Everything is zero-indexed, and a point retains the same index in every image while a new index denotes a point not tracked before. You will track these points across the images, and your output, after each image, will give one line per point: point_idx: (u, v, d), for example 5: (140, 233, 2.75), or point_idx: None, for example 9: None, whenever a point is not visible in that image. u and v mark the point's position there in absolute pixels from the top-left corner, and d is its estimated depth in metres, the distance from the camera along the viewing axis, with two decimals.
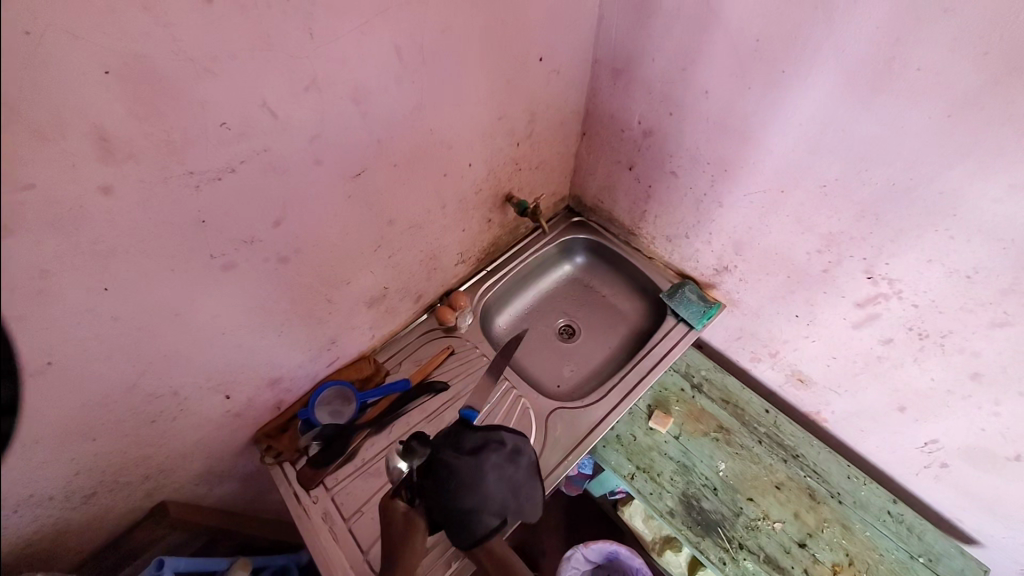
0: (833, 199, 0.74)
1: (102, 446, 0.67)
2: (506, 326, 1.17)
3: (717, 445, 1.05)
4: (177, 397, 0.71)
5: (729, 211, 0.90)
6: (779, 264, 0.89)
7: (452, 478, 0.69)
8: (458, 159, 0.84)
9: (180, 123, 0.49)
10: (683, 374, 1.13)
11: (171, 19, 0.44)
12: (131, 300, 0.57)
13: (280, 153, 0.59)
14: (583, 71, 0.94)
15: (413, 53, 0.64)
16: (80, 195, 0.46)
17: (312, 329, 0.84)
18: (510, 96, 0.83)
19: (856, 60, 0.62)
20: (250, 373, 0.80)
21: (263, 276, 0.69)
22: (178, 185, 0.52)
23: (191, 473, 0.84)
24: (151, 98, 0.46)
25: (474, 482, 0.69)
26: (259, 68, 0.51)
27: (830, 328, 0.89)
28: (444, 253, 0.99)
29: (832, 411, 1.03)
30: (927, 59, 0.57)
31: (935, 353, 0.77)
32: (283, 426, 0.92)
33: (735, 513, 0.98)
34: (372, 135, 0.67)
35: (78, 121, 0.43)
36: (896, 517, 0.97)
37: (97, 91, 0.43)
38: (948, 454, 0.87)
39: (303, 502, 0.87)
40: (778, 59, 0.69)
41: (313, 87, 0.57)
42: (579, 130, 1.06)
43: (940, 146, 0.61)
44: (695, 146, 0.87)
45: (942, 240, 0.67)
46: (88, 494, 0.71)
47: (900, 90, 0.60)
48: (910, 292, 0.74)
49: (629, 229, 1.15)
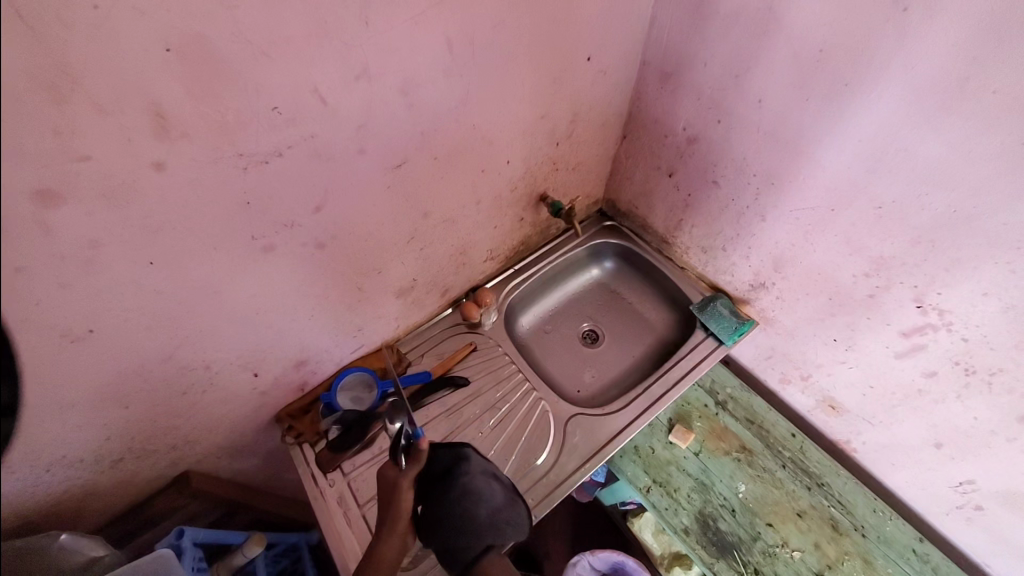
0: (887, 223, 0.71)
1: (133, 414, 0.69)
2: (530, 326, 1.16)
3: (738, 466, 1.02)
4: (207, 372, 0.73)
5: (771, 226, 0.87)
6: (820, 285, 0.86)
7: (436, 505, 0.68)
8: (497, 156, 0.83)
9: (234, 105, 0.49)
10: (707, 390, 1.10)
11: (234, 1, 0.44)
12: (173, 275, 0.58)
13: (326, 140, 0.59)
14: (630, 74, 0.92)
15: (463, 46, 0.64)
16: (134, 170, 0.47)
17: (341, 315, 0.84)
18: (554, 94, 0.82)
19: (926, 78, 0.58)
20: (278, 354, 0.81)
21: (298, 261, 0.69)
22: (226, 166, 0.53)
23: (214, 447, 0.86)
24: (209, 79, 0.46)
25: (454, 507, 0.67)
26: (314, 55, 0.51)
27: (869, 356, 0.85)
28: (474, 249, 0.98)
29: (862, 441, 0.99)
30: (1007, 81, 0.53)
31: (982, 391, 0.73)
32: (306, 408, 0.93)
33: (753, 537, 0.95)
34: (416, 127, 0.67)
35: (138, 98, 0.44)
36: (922, 557, 0.93)
37: (158, 68, 0.43)
38: (984, 497, 0.83)
39: (320, 485, 0.88)
40: (840, 72, 0.66)
41: (364, 77, 0.57)
42: (619, 133, 1.04)
43: (1011, 174, 0.57)
44: (741, 158, 0.84)
45: (1004, 274, 0.63)
46: (116, 459, 0.73)
47: (972, 111, 0.57)
48: (961, 325, 0.70)
49: (661, 237, 1.13)
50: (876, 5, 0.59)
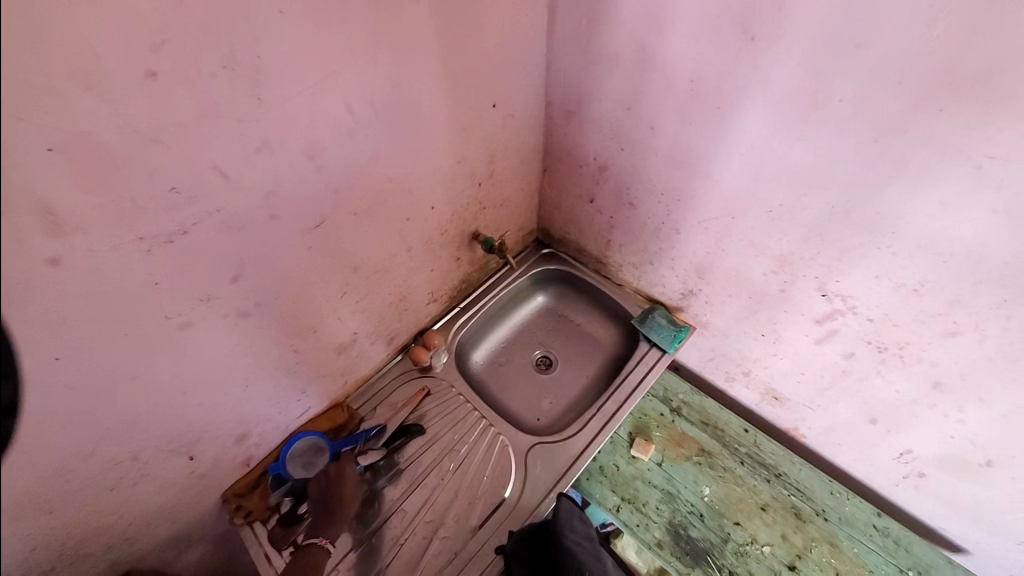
0: (781, 222, 0.77)
1: (58, 519, 0.65)
2: (483, 361, 1.17)
3: (700, 470, 1.04)
4: (137, 462, 0.70)
5: (687, 237, 0.93)
6: (740, 286, 0.91)
7: (592, 568, 0.73)
8: (420, 203, 0.86)
9: (129, 191, 0.50)
10: (661, 399, 1.13)
11: (114, 95, 0.45)
12: (84, 366, 0.56)
13: (235, 212, 0.60)
14: (538, 112, 0.98)
15: (365, 109, 0.67)
16: (26, 269, 0.46)
17: (281, 379, 0.83)
18: (467, 140, 0.86)
19: (783, 95, 0.65)
20: (215, 431, 0.78)
21: (223, 332, 0.68)
22: (129, 251, 0.53)
23: (157, 540, 0.81)
24: (98, 170, 0.47)
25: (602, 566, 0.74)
26: (208, 135, 0.53)
27: (795, 345, 0.91)
28: (414, 294, 1.00)
29: (808, 427, 1.04)
30: (848, 91, 0.60)
31: (897, 365, 0.79)
32: (253, 484, 0.90)
33: (724, 540, 0.97)
34: (329, 188, 0.69)
35: (22, 199, 0.43)
36: (883, 531, 0.97)
37: (39, 168, 0.43)
38: (924, 464, 0.88)
39: (276, 564, 0.85)
40: (714, 96, 0.72)
41: (265, 148, 0.58)
42: (539, 166, 1.09)
43: (870, 166, 0.63)
44: (649, 179, 0.90)
45: (888, 257, 0.69)
46: (45, 570, 0.68)
47: (826, 120, 0.64)
48: (865, 307, 0.76)
49: (596, 258, 1.18)
50: (730, 37, 0.66)
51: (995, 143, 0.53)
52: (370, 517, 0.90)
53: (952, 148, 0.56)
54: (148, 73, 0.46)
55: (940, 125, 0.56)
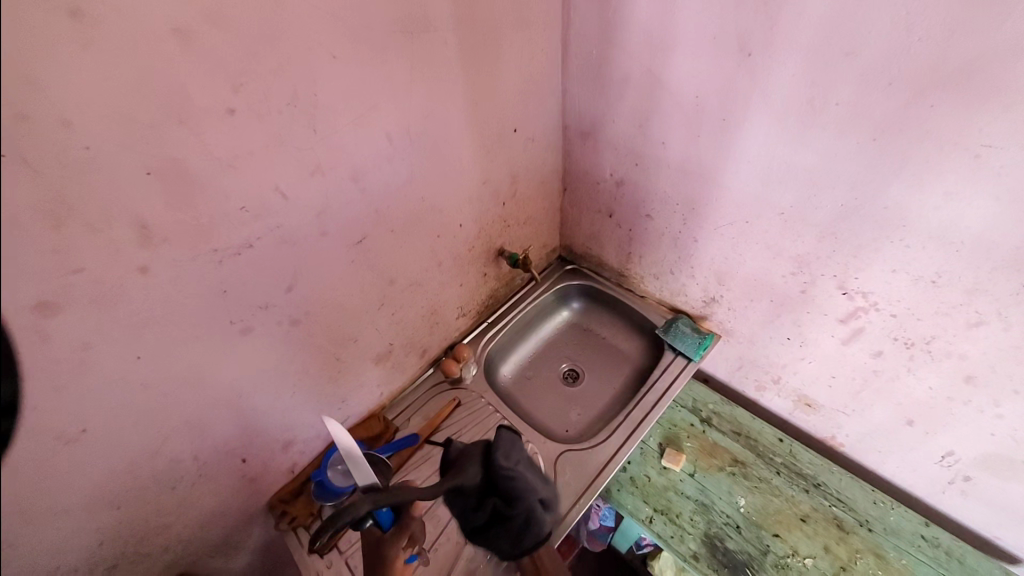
0: (794, 224, 0.80)
1: (127, 514, 0.71)
2: (511, 375, 1.20)
3: (735, 480, 1.02)
4: (197, 462, 0.76)
5: (704, 245, 0.96)
6: (760, 290, 0.93)
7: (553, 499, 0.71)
8: (450, 221, 0.93)
9: (207, 210, 0.58)
10: (690, 409, 1.13)
11: (201, 129, 0.54)
12: (160, 367, 0.63)
13: (290, 228, 0.68)
14: (557, 136, 1.05)
15: (401, 136, 0.75)
16: (122, 276, 0.55)
17: (324, 387, 0.89)
18: (491, 162, 0.94)
19: (784, 103, 0.70)
20: (264, 436, 0.84)
21: (275, 339, 0.75)
22: (203, 262, 0.61)
23: (209, 543, 0.86)
24: (184, 191, 0.56)
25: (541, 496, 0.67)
26: (272, 160, 0.61)
27: (821, 348, 0.91)
28: (445, 308, 1.06)
29: (845, 434, 1.02)
30: (844, 94, 0.64)
31: (926, 361, 0.78)
32: (296, 490, 0.95)
33: (763, 552, 0.94)
34: (370, 207, 0.77)
35: (125, 216, 0.52)
36: (933, 542, 0.93)
37: (139, 189, 0.52)
38: (968, 467, 0.85)
39: (317, 567, 0.89)
40: (718, 109, 0.78)
41: (317, 172, 0.67)
42: (560, 186, 1.16)
43: (873, 163, 0.67)
44: (663, 191, 0.95)
45: (902, 250, 0.71)
46: (111, 566, 0.74)
47: (827, 123, 0.68)
48: (886, 302, 0.77)
49: (618, 271, 1.22)
50: (729, 55, 0.72)
51: (989, 131, 0.56)
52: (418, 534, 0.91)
53: (949, 140, 0.59)
54: (227, 109, 0.55)
55: (934, 118, 0.59)
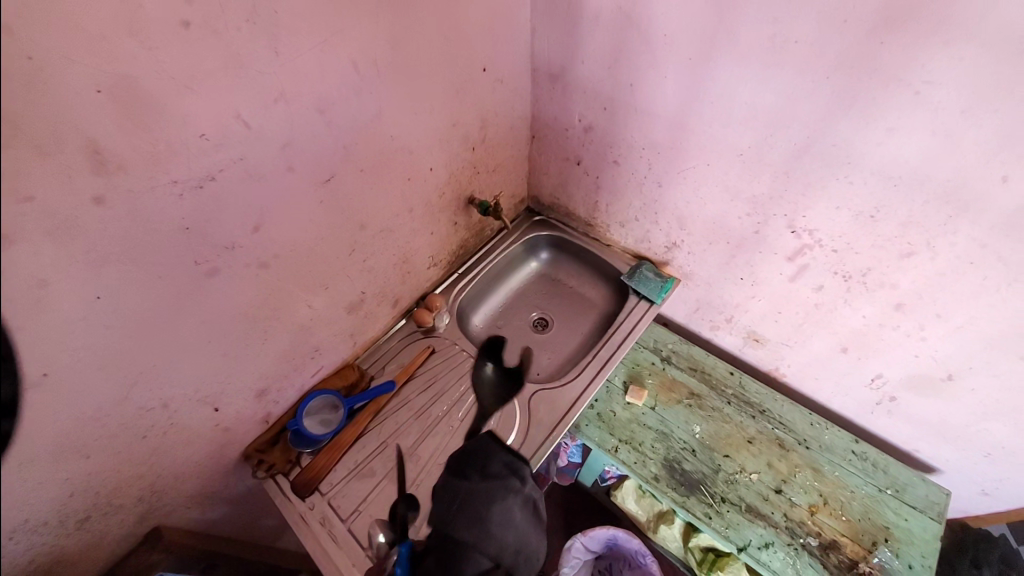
0: (751, 165, 0.85)
1: (96, 465, 0.69)
2: (482, 324, 1.23)
3: (691, 411, 1.12)
4: (167, 410, 0.74)
5: (667, 190, 1.01)
6: (719, 234, 0.99)
7: None
8: (419, 164, 0.91)
9: (164, 136, 0.55)
10: (652, 349, 1.20)
11: (154, 43, 0.50)
12: (122, 309, 0.61)
13: (255, 161, 0.65)
14: (526, 79, 1.04)
15: (369, 67, 0.72)
16: (76, 205, 0.51)
17: (295, 335, 0.88)
18: (461, 103, 0.92)
19: (747, 41, 0.73)
20: (236, 384, 0.83)
21: (244, 282, 0.73)
22: (162, 194, 0.58)
23: (184, 495, 0.86)
24: (139, 113, 0.52)
25: None
26: (232, 84, 0.58)
27: (771, 285, 0.99)
28: (416, 257, 1.05)
29: (787, 365, 1.12)
30: (802, 31, 0.67)
31: (861, 292, 0.87)
32: (273, 440, 0.95)
33: (714, 470, 1.04)
34: (338, 143, 0.74)
35: (75, 136, 0.48)
36: (862, 455, 1.05)
37: (89, 106, 0.48)
38: (893, 387, 0.96)
39: (300, 510, 0.90)
40: (685, 48, 0.79)
41: (281, 100, 0.64)
42: (529, 134, 1.15)
43: (827, 102, 0.71)
44: (630, 136, 0.98)
45: (844, 186, 0.77)
46: (83, 519, 0.73)
47: (785, 62, 0.71)
48: (828, 239, 0.85)
49: (586, 221, 1.25)
50: None
51: (928, 69, 0.61)
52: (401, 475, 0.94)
53: (895, 77, 0.64)
54: (181, 23, 0.51)
55: (883, 56, 0.63)
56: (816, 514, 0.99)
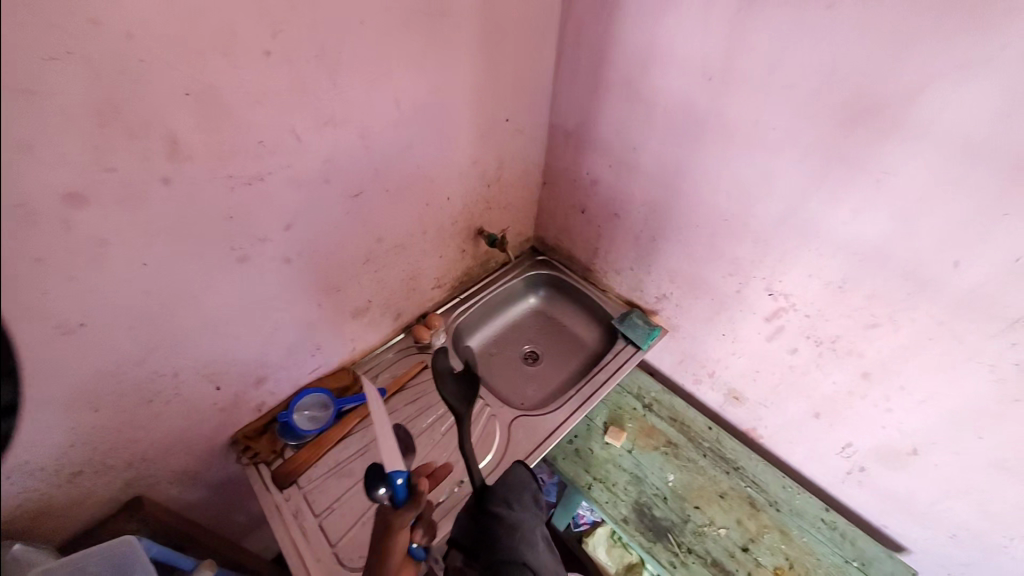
0: (734, 229, 0.94)
1: (102, 419, 0.74)
2: (476, 349, 1.29)
3: (666, 459, 1.14)
4: (175, 380, 0.80)
5: (660, 244, 1.10)
6: (705, 290, 1.07)
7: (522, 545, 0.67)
8: (438, 192, 1.02)
9: (230, 138, 0.65)
10: (635, 395, 1.24)
11: (239, 64, 0.62)
12: (161, 278, 0.69)
13: (299, 169, 0.75)
14: (543, 133, 1.17)
15: (408, 104, 0.84)
16: (146, 181, 0.61)
17: (302, 331, 0.95)
18: (483, 144, 1.04)
19: (735, 123, 0.84)
20: (240, 367, 0.89)
21: (268, 272, 0.82)
22: (218, 185, 0.67)
23: (170, 469, 0.89)
24: (214, 116, 0.63)
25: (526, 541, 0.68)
26: (293, 103, 0.69)
27: (750, 344, 1.05)
28: (423, 276, 1.13)
29: (764, 425, 1.16)
30: (780, 119, 0.79)
31: (832, 357, 0.93)
32: (262, 429, 0.99)
33: (684, 520, 1.06)
34: (371, 164, 0.85)
35: (159, 127, 0.59)
36: (830, 524, 1.06)
37: (178, 105, 0.59)
38: (863, 456, 0.99)
39: (276, 499, 0.93)
40: (684, 121, 0.91)
41: (331, 122, 0.75)
42: (541, 180, 1.27)
43: (801, 179, 0.81)
44: (631, 191, 1.08)
45: (816, 257, 0.85)
46: (75, 472, 0.75)
47: (767, 143, 0.82)
48: (802, 304, 0.92)
49: (585, 266, 1.33)
50: (695, 77, 0.85)
51: (886, 162, 0.71)
52: None
53: (858, 166, 0.74)
54: (264, 52, 0.63)
55: (847, 148, 0.74)
56: None
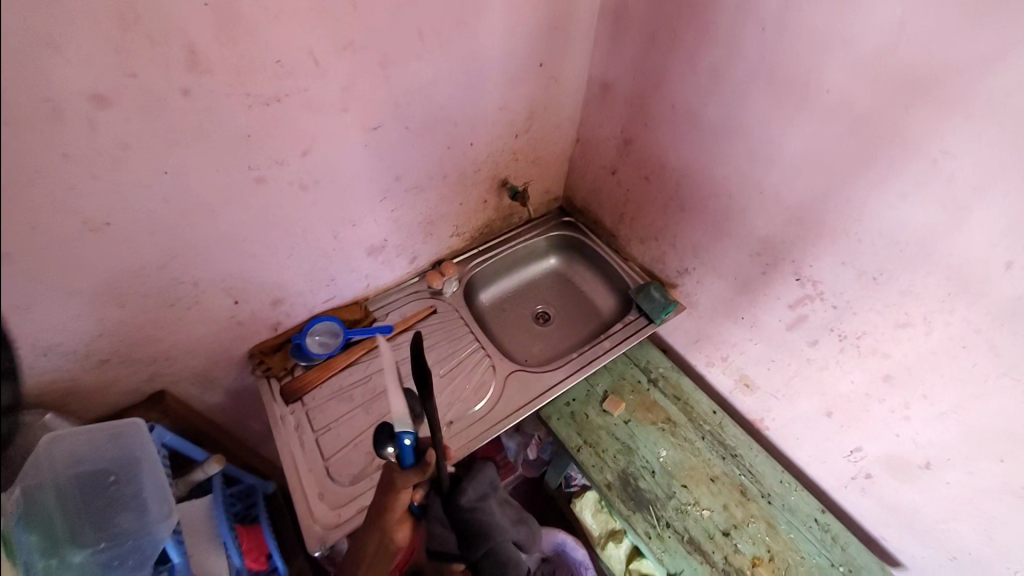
0: (769, 204, 0.87)
1: (127, 314, 0.81)
2: (488, 302, 1.30)
3: (662, 435, 1.12)
4: (195, 289, 0.86)
5: (688, 214, 1.04)
6: (728, 269, 1.01)
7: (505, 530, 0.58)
8: (461, 135, 1.00)
9: (248, 54, 0.66)
10: (642, 368, 1.21)
11: None
12: (181, 188, 0.72)
13: (317, 95, 0.75)
14: (581, 84, 1.11)
15: (433, 37, 0.81)
16: (166, 90, 0.63)
17: (317, 259, 0.99)
18: (512, 89, 1.00)
19: (784, 85, 0.76)
20: (257, 286, 0.94)
21: (284, 197, 0.84)
22: (236, 102, 0.69)
23: (190, 371, 0.97)
24: (233, 31, 0.63)
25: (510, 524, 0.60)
26: (312, 24, 0.68)
27: (768, 331, 0.99)
28: (440, 221, 1.13)
29: (772, 418, 1.10)
30: (834, 82, 0.70)
31: (853, 355, 0.86)
32: (276, 347, 1.06)
33: (668, 495, 1.05)
34: (391, 98, 0.83)
35: (178, 36, 0.60)
36: (822, 526, 1.02)
37: (197, 15, 0.60)
38: (871, 464, 0.94)
39: (281, 412, 1.00)
40: (729, 79, 0.83)
41: (350, 48, 0.74)
42: (573, 135, 1.22)
43: (848, 154, 0.73)
44: (664, 155, 1.02)
45: (853, 244, 0.77)
46: (104, 359, 0.84)
47: (817, 110, 0.74)
48: (831, 294, 0.84)
49: (610, 231, 1.29)
50: (746, 28, 0.77)
51: (947, 140, 0.62)
52: (375, 407, 1.03)
53: (914, 142, 0.65)
54: None
55: (906, 121, 0.65)
56: (756, 567, 0.98)
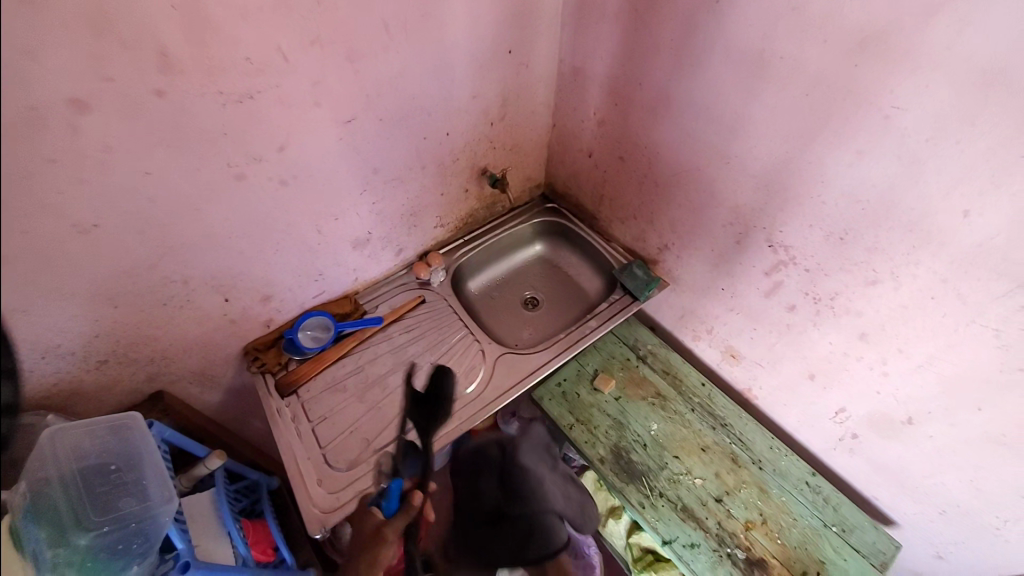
0: (737, 173, 0.89)
1: (121, 315, 0.84)
2: (476, 290, 1.32)
3: (653, 409, 1.14)
4: (186, 288, 0.88)
5: (663, 190, 1.05)
6: (705, 241, 1.03)
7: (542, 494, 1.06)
8: (436, 126, 1.02)
9: (218, 54, 0.69)
10: (630, 345, 1.22)
11: None
12: (164, 188, 0.75)
13: (288, 91, 0.78)
14: (552, 69, 1.13)
15: (399, 29, 0.83)
16: (142, 94, 0.66)
17: (303, 255, 1.01)
18: (483, 78, 1.02)
19: (742, 54, 0.78)
20: (247, 283, 0.97)
21: (265, 193, 0.87)
22: (209, 101, 0.72)
23: (187, 370, 1.00)
24: (201, 32, 0.66)
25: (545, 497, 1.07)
26: (277, 21, 0.71)
27: (747, 300, 1.01)
28: (423, 212, 1.16)
29: (759, 387, 1.12)
30: (787, 47, 0.72)
31: (829, 315, 0.88)
32: (270, 343, 1.08)
33: (660, 466, 1.07)
34: (362, 90, 0.86)
35: (149, 40, 0.63)
36: (814, 488, 1.04)
37: (165, 18, 0.63)
38: (856, 423, 0.95)
39: (277, 405, 1.03)
40: (689, 51, 0.85)
41: (316, 44, 0.76)
42: (549, 121, 1.24)
43: (805, 116, 0.75)
44: (636, 132, 1.04)
45: (818, 205, 0.79)
46: (102, 360, 0.87)
47: (773, 75, 0.76)
48: (802, 258, 0.86)
49: (591, 214, 1.31)
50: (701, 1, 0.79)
51: (897, 94, 0.64)
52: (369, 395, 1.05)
53: (867, 98, 0.67)
54: None
55: (857, 78, 0.67)
56: (749, 530, 1.00)
